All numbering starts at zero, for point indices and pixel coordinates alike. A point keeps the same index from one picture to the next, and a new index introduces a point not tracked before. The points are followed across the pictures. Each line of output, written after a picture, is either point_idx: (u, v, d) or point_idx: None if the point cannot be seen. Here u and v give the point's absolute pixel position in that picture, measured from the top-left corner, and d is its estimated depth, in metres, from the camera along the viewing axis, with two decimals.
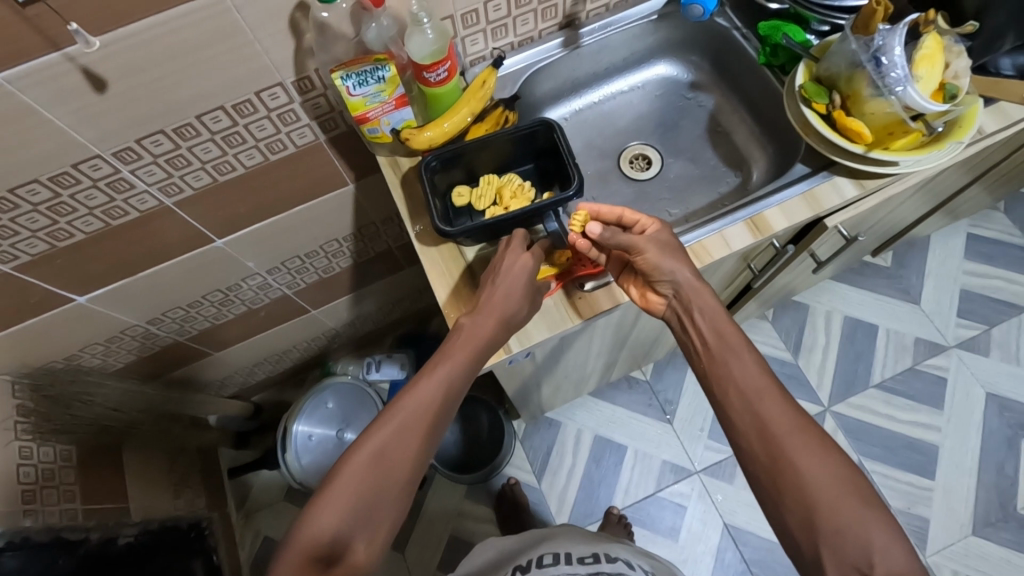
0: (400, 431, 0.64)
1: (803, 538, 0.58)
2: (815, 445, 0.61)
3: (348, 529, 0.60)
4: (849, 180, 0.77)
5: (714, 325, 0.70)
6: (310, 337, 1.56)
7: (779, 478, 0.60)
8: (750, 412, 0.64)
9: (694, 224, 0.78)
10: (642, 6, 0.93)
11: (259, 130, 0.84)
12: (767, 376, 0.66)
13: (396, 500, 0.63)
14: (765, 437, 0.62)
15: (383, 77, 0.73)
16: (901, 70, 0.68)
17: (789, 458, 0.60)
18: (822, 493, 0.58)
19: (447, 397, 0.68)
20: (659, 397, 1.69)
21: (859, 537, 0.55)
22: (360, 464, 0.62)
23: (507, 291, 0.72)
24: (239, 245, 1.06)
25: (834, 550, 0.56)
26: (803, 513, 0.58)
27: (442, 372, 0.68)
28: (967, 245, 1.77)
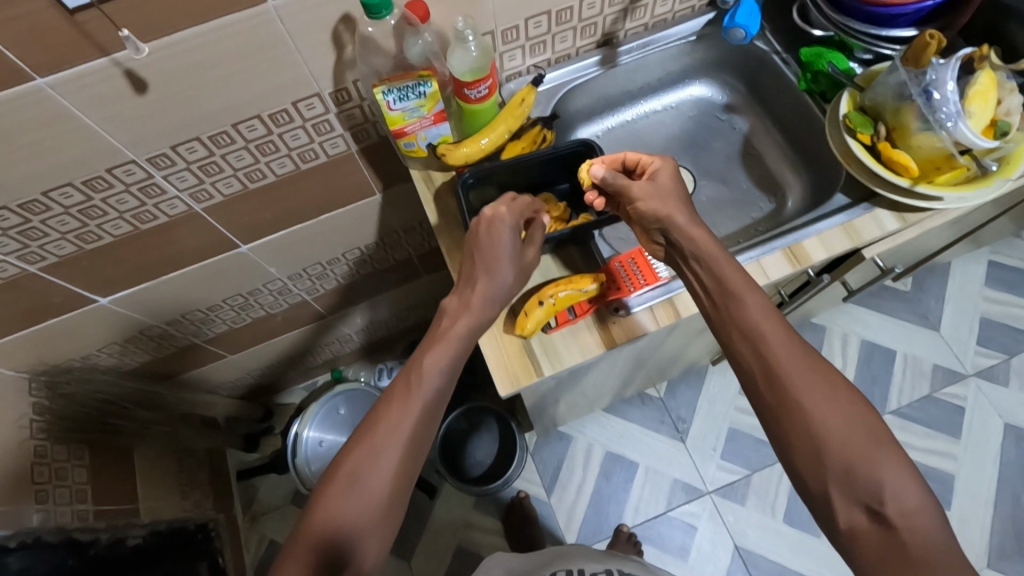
0: (394, 427, 0.63)
1: (811, 479, 0.56)
2: (827, 386, 0.58)
3: (350, 532, 0.59)
4: (891, 213, 0.76)
5: (716, 267, 0.65)
6: (325, 342, 1.55)
7: (786, 420, 0.58)
8: (760, 360, 0.60)
9: (731, 250, 0.77)
10: (681, 27, 0.92)
11: (293, 139, 0.84)
12: (775, 319, 0.61)
13: (394, 498, 0.62)
14: (773, 381, 0.59)
15: (424, 93, 0.72)
16: (954, 106, 0.67)
17: (797, 399, 0.57)
18: (833, 434, 0.56)
19: (441, 385, 0.67)
20: (671, 415, 1.67)
21: (871, 478, 0.53)
22: (356, 466, 0.62)
23: (489, 260, 0.71)
24: (263, 251, 1.06)
25: (844, 487, 0.54)
26: (812, 455, 0.56)
27: (432, 358, 0.67)
28: (988, 272, 1.75)
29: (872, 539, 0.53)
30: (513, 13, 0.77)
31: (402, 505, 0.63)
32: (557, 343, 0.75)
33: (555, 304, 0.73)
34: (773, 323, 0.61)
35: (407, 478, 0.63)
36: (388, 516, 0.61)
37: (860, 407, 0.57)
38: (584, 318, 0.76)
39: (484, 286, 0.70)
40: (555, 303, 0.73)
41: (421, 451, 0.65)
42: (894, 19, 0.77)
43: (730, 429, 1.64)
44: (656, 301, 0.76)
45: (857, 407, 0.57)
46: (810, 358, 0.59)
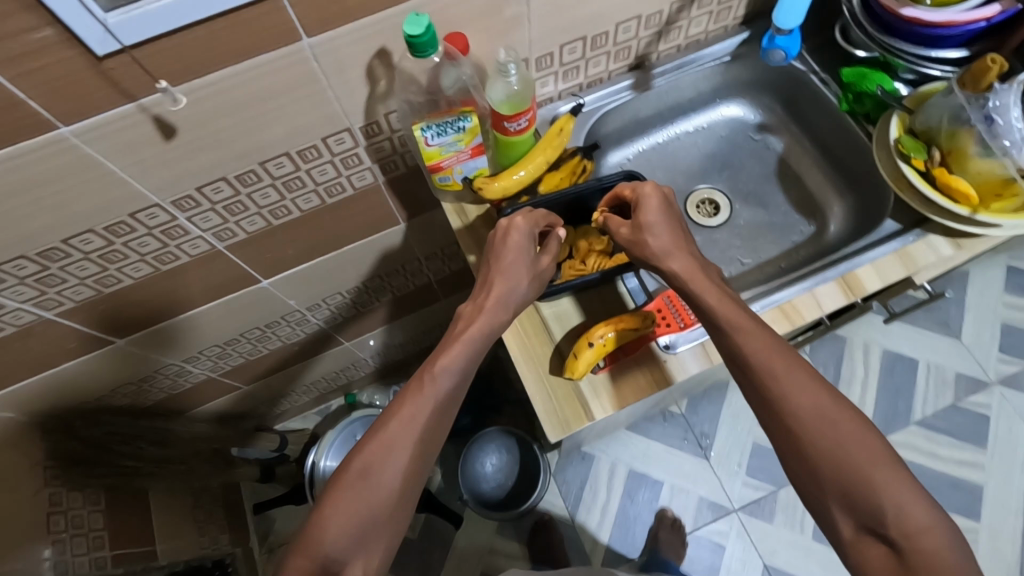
0: (401, 433, 0.62)
1: (814, 500, 0.56)
2: (819, 406, 0.57)
3: (352, 537, 0.59)
4: (945, 238, 0.73)
5: (703, 293, 0.65)
6: (340, 367, 1.50)
7: (782, 442, 0.58)
8: (754, 384, 0.60)
9: (782, 281, 0.75)
10: (714, 47, 0.89)
11: (320, 174, 0.80)
12: (767, 340, 0.61)
13: (399, 504, 0.61)
14: (765, 403, 0.59)
15: (463, 127, 0.69)
16: (1018, 133, 0.65)
17: (789, 421, 0.57)
18: (825, 455, 0.55)
19: (453, 386, 0.66)
20: (694, 431, 1.64)
21: (871, 502, 0.53)
22: (360, 472, 0.61)
23: (508, 264, 0.70)
24: (284, 284, 1.02)
25: (846, 510, 0.54)
26: (809, 476, 0.56)
27: (446, 361, 0.65)
28: (1008, 277, 1.73)
29: (880, 559, 0.52)
30: (550, 40, 0.75)
31: (406, 510, 0.62)
32: (607, 383, 0.72)
33: (602, 348, 0.69)
34: (764, 344, 0.60)
35: (412, 486, 0.63)
36: (391, 522, 0.61)
37: (861, 427, 0.56)
38: (633, 357, 0.72)
39: (498, 290, 0.68)
40: (602, 347, 0.69)
41: (428, 458, 0.64)
42: (941, 40, 0.74)
43: (754, 443, 1.62)
44: (708, 335, 0.73)
45: (853, 425, 0.56)
46: (804, 382, 0.58)
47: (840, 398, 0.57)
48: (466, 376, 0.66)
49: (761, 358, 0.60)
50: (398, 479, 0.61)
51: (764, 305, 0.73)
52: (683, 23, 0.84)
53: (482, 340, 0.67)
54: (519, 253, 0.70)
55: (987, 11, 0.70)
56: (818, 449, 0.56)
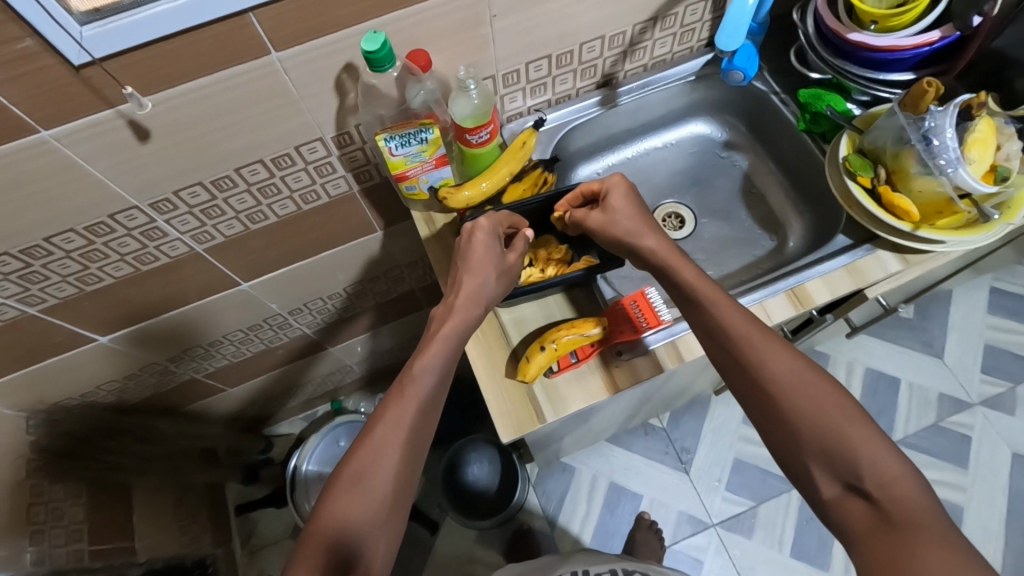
0: (394, 427, 0.62)
1: (795, 462, 0.57)
2: (796, 372, 0.58)
3: (354, 532, 0.58)
4: (893, 254, 0.76)
5: (682, 271, 0.67)
6: (326, 372, 1.52)
7: (762, 409, 0.59)
8: (732, 354, 0.62)
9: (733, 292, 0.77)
10: (680, 67, 0.93)
11: (295, 181, 0.84)
12: (742, 313, 0.62)
13: (396, 500, 0.61)
14: (744, 371, 0.61)
15: (425, 139, 0.73)
16: (952, 152, 0.67)
17: (769, 387, 0.59)
18: (803, 415, 0.56)
19: (436, 383, 0.66)
20: (675, 445, 1.65)
21: (848, 457, 0.54)
22: (357, 468, 0.60)
23: (477, 263, 0.71)
24: (265, 288, 1.05)
25: (825, 467, 0.55)
26: (788, 439, 0.57)
27: (425, 359, 0.66)
28: (992, 299, 1.74)
29: (857, 514, 0.53)
30: (516, 58, 0.78)
31: (404, 507, 0.62)
32: (560, 387, 0.74)
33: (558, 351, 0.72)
34: (740, 317, 0.62)
35: (406, 482, 0.62)
36: (394, 515, 0.60)
37: (835, 388, 0.57)
38: (588, 362, 0.75)
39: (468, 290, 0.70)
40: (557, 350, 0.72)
41: (420, 455, 0.64)
42: (891, 63, 0.76)
43: (735, 459, 1.62)
44: (660, 343, 0.75)
45: (829, 387, 0.58)
46: (778, 348, 0.60)
47: (816, 365, 0.59)
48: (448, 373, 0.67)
49: (741, 330, 0.62)
50: (393, 473, 0.61)
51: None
52: (648, 44, 0.87)
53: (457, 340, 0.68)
54: (486, 253, 0.72)
55: (931, 35, 0.72)
56: (796, 412, 0.57)
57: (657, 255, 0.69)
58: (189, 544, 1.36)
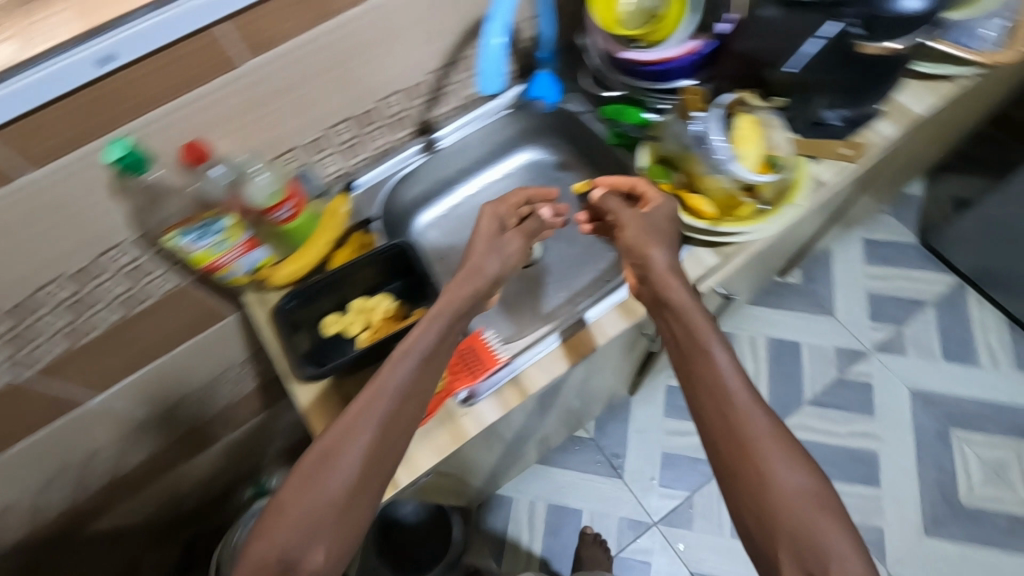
0: (348, 436, 0.60)
1: (758, 538, 0.55)
2: (777, 443, 0.57)
3: (296, 544, 0.55)
4: (709, 250, 0.79)
5: (689, 316, 0.66)
6: (236, 459, 1.42)
7: (739, 475, 0.57)
8: (721, 411, 0.60)
9: (566, 316, 0.78)
10: (493, 102, 0.95)
11: (110, 289, 0.80)
12: (741, 375, 0.61)
13: (345, 515, 0.58)
14: (729, 432, 0.59)
15: (222, 227, 0.71)
16: (725, 151, 0.72)
17: (749, 448, 0.57)
18: (783, 493, 0.55)
19: (399, 400, 0.63)
20: (606, 452, 1.66)
21: (816, 546, 0.52)
22: (307, 477, 0.58)
23: (485, 249, 0.74)
24: (122, 396, 0.99)
25: (790, 551, 0.53)
26: (758, 511, 0.55)
27: (389, 371, 0.64)
28: (866, 251, 1.85)
29: None
30: (313, 127, 0.78)
31: (358, 522, 0.59)
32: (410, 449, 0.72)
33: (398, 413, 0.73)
34: (740, 378, 0.61)
35: (364, 495, 0.59)
36: (344, 521, 0.57)
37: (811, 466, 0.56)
38: (433, 417, 0.73)
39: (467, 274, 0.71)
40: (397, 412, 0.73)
41: (385, 459, 0.61)
42: (672, 72, 0.80)
43: (664, 454, 1.64)
44: (505, 381, 0.75)
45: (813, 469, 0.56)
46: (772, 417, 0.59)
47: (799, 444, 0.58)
48: (415, 387, 0.64)
49: (737, 388, 0.60)
50: (351, 489, 0.58)
51: (550, 344, 0.76)
52: (453, 87, 0.90)
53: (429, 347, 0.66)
54: (489, 232, 0.76)
55: (690, 45, 0.78)
56: (777, 487, 0.55)
57: (655, 278, 0.69)
58: None
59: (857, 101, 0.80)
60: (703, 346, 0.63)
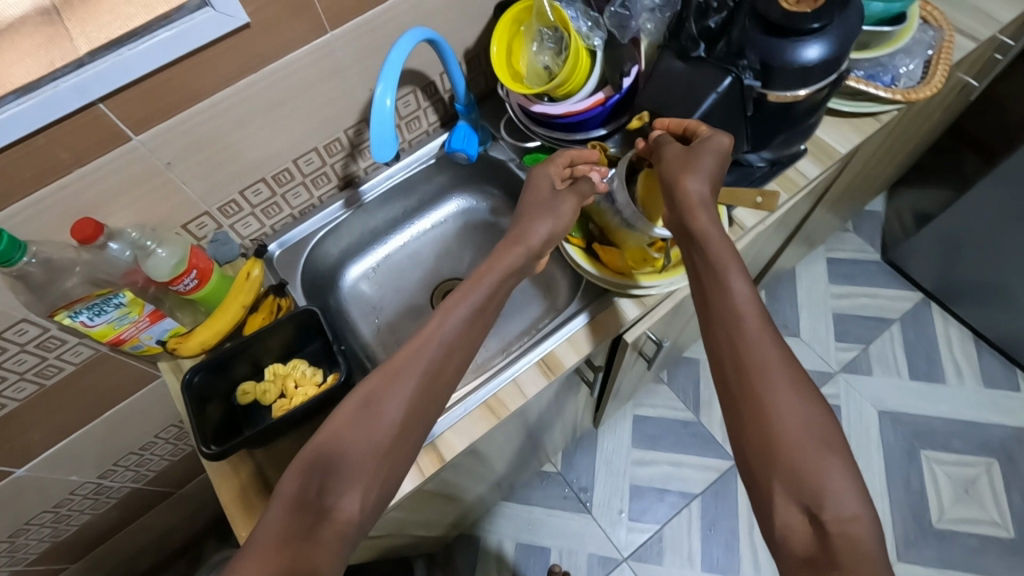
0: (392, 382, 0.59)
1: (759, 473, 0.54)
2: (792, 378, 0.56)
3: (332, 481, 0.54)
4: (631, 300, 0.79)
5: (713, 248, 0.63)
6: (189, 517, 1.37)
7: (747, 408, 0.56)
8: (735, 345, 0.59)
9: (483, 376, 0.76)
10: (417, 152, 0.94)
11: (19, 363, 0.78)
12: (757, 308, 0.60)
13: (380, 457, 0.56)
14: (743, 364, 0.58)
15: (121, 302, 0.69)
16: (626, 209, 0.72)
17: (761, 375, 0.56)
18: (788, 425, 0.54)
19: (443, 353, 0.62)
20: (573, 487, 1.64)
21: (817, 485, 0.51)
22: (345, 420, 0.57)
23: (537, 208, 0.72)
24: (50, 466, 0.96)
25: (788, 484, 0.52)
26: (761, 442, 0.55)
27: (434, 324, 0.63)
28: (830, 270, 1.85)
29: (803, 538, 0.50)
30: (222, 191, 0.77)
31: (394, 466, 0.57)
32: None
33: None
34: (757, 310, 0.60)
35: (404, 444, 0.58)
36: (385, 464, 0.56)
37: (818, 409, 0.55)
38: None
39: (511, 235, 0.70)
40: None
41: (429, 406, 0.60)
42: (584, 124, 0.78)
43: (632, 485, 1.62)
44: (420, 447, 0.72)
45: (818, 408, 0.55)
46: (787, 355, 0.58)
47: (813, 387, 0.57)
48: (456, 342, 0.63)
49: (752, 323, 0.59)
50: (387, 438, 0.57)
51: (468, 406, 0.74)
52: None
53: (468, 312, 0.64)
54: (544, 190, 0.73)
55: (598, 96, 0.76)
56: (782, 422, 0.54)
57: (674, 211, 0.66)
58: None
59: (776, 146, 0.81)
60: (720, 276, 0.62)
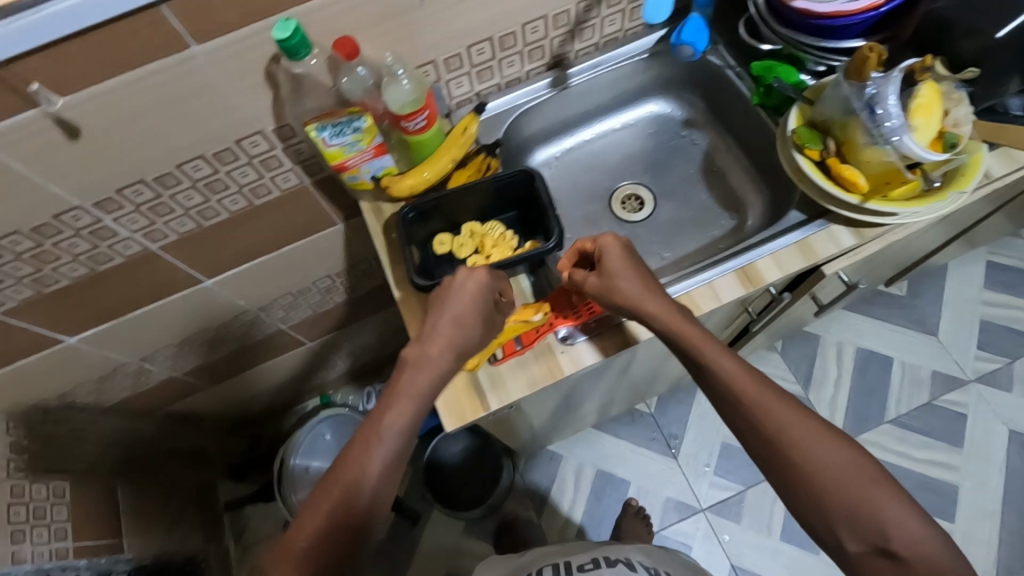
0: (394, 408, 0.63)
1: (817, 523, 0.57)
2: (809, 429, 0.59)
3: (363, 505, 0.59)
4: (847, 229, 0.74)
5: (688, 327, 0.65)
6: (309, 369, 1.48)
7: (784, 474, 0.58)
8: (749, 420, 0.61)
9: (682, 273, 0.75)
10: (632, 44, 0.90)
11: (241, 176, 0.83)
12: (749, 373, 0.62)
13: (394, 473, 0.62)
14: (761, 433, 0.60)
15: (359, 128, 0.72)
16: (897, 119, 0.65)
17: (778, 436, 0.59)
18: (826, 469, 0.57)
19: (432, 382, 0.65)
20: (662, 431, 1.52)
21: (876, 521, 0.54)
22: (356, 457, 0.60)
23: (462, 312, 0.67)
24: (229, 284, 1.04)
25: (851, 530, 0.54)
26: (808, 497, 0.57)
27: (427, 355, 0.65)
28: (988, 273, 1.54)
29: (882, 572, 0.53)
30: (453, 43, 0.77)
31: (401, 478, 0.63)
32: (504, 376, 0.74)
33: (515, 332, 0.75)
34: (744, 375, 0.62)
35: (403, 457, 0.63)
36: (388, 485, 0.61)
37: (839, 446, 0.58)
38: (533, 347, 0.74)
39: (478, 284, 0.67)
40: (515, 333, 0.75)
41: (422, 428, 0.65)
42: (840, 30, 0.74)
43: (723, 444, 1.50)
44: (605, 327, 0.75)
45: (845, 449, 0.57)
46: (793, 406, 0.60)
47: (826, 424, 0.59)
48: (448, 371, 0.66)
49: (747, 393, 0.61)
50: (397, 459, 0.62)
51: (664, 295, 0.74)
52: (595, 22, 0.85)
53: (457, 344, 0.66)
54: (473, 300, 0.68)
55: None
56: (823, 476, 0.56)
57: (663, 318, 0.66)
58: (178, 541, 1.33)
59: None
60: (704, 358, 0.64)
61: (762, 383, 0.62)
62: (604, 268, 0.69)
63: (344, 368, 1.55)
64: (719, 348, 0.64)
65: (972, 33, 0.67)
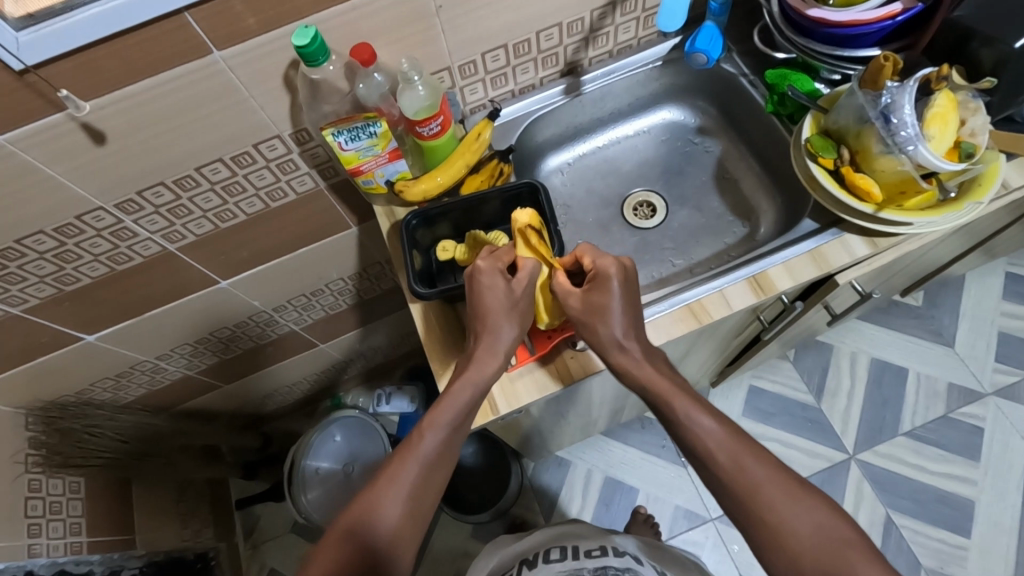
0: (428, 432, 0.63)
1: None
2: (786, 494, 0.56)
3: (380, 544, 0.58)
4: (861, 238, 0.74)
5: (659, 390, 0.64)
6: (320, 369, 1.49)
7: (759, 536, 0.56)
8: (720, 477, 0.59)
9: (713, 271, 0.75)
10: (647, 53, 0.91)
11: (259, 179, 0.85)
12: (728, 429, 0.60)
13: (415, 521, 0.60)
14: (737, 495, 0.57)
15: (374, 133, 0.73)
16: (913, 128, 0.65)
17: (753, 503, 0.56)
18: (802, 538, 0.54)
19: (465, 412, 0.65)
20: (673, 438, 1.50)
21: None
22: (372, 499, 0.60)
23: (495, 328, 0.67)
24: (245, 285, 1.06)
25: None
26: (786, 558, 0.54)
27: (465, 381, 0.66)
28: (1006, 285, 1.50)
29: None
30: (468, 49, 0.78)
31: (423, 525, 0.61)
32: (514, 380, 0.75)
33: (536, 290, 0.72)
34: (726, 433, 0.60)
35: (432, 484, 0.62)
36: (416, 516, 0.60)
37: None
38: (544, 353, 0.75)
39: (486, 344, 0.67)
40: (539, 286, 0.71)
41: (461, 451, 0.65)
42: (857, 38, 0.74)
43: None
44: None
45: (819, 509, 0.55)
46: (777, 466, 0.58)
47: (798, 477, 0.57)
48: (466, 419, 0.65)
49: (724, 450, 0.59)
50: (426, 487, 0.61)
51: (735, 277, 0.74)
52: (610, 29, 0.85)
53: (464, 402, 0.65)
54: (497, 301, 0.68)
55: (892, 8, 0.71)
56: (797, 538, 0.54)
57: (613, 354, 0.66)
58: (189, 538, 1.35)
59: None
60: (677, 414, 0.62)
61: (752, 443, 0.60)
62: (590, 298, 0.67)
63: (354, 370, 1.57)
64: (692, 403, 0.62)
65: (989, 41, 0.67)
